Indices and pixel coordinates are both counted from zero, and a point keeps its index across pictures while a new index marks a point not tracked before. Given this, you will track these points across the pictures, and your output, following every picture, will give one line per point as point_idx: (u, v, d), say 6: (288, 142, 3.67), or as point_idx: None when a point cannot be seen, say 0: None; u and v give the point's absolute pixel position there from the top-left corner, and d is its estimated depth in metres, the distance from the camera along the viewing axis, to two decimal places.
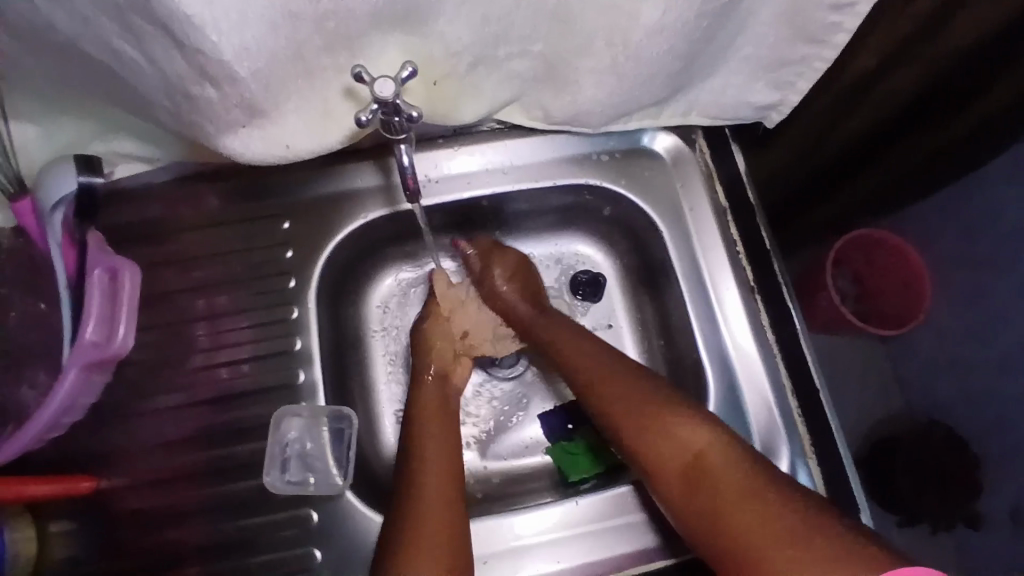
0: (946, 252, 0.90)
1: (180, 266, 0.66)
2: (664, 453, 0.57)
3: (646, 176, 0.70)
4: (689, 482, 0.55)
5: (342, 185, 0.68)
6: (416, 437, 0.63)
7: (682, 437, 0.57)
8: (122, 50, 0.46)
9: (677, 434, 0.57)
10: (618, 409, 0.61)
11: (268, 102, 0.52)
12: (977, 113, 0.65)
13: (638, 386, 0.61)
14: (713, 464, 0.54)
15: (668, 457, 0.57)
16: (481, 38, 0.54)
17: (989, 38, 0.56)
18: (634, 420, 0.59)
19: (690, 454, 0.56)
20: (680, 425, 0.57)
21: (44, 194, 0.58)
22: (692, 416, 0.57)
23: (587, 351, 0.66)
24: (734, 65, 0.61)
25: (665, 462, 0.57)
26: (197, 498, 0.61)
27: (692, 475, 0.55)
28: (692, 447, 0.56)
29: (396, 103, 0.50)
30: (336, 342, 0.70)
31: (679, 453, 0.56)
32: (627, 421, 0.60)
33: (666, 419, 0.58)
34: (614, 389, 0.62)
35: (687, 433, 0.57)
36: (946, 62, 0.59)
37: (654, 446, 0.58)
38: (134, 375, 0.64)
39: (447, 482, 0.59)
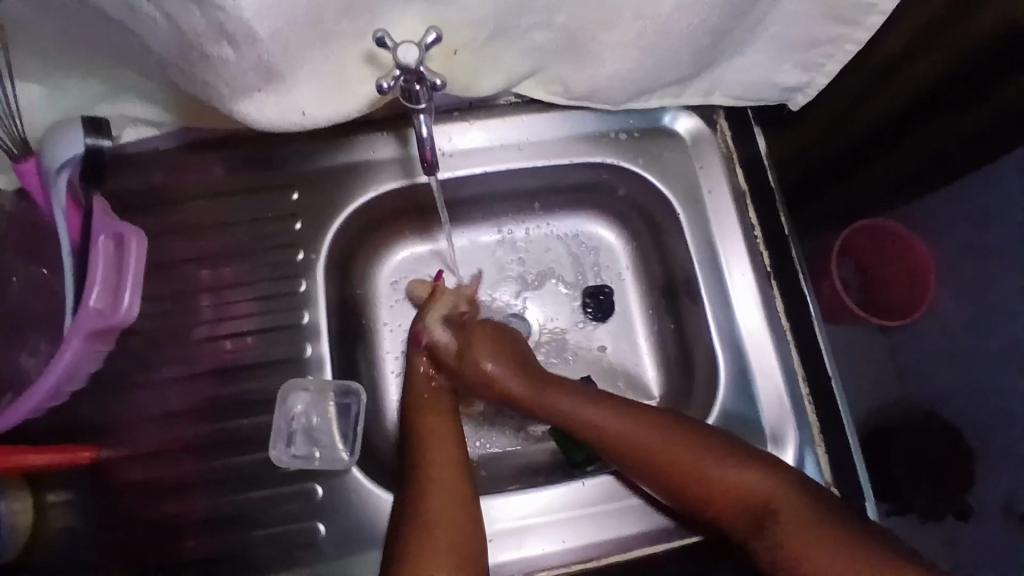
0: (953, 245, 0.90)
1: (185, 234, 0.64)
2: (727, 504, 0.58)
3: (664, 157, 0.68)
4: (762, 528, 0.57)
5: (353, 156, 0.66)
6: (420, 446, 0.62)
7: (743, 485, 0.57)
8: (137, 4, 0.44)
9: (727, 479, 0.58)
10: (657, 465, 0.59)
11: (285, 65, 0.50)
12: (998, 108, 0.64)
13: (660, 428, 0.60)
14: (784, 511, 0.56)
15: (734, 506, 0.58)
16: (508, 5, 0.52)
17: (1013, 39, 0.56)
18: (665, 474, 0.59)
19: (756, 499, 0.57)
20: (734, 472, 0.58)
21: (48, 155, 0.56)
22: (745, 463, 0.58)
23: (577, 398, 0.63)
24: (764, 43, 0.59)
25: (730, 511, 0.58)
26: (201, 470, 0.60)
27: (763, 520, 0.57)
28: (758, 496, 0.57)
29: (419, 69, 0.48)
30: (344, 318, 0.68)
31: (745, 499, 0.57)
32: (671, 477, 0.59)
33: (718, 466, 0.58)
34: (645, 441, 0.60)
35: (745, 481, 0.57)
36: (971, 50, 0.58)
37: (711, 495, 0.58)
38: (138, 345, 0.63)
39: (461, 504, 0.58)
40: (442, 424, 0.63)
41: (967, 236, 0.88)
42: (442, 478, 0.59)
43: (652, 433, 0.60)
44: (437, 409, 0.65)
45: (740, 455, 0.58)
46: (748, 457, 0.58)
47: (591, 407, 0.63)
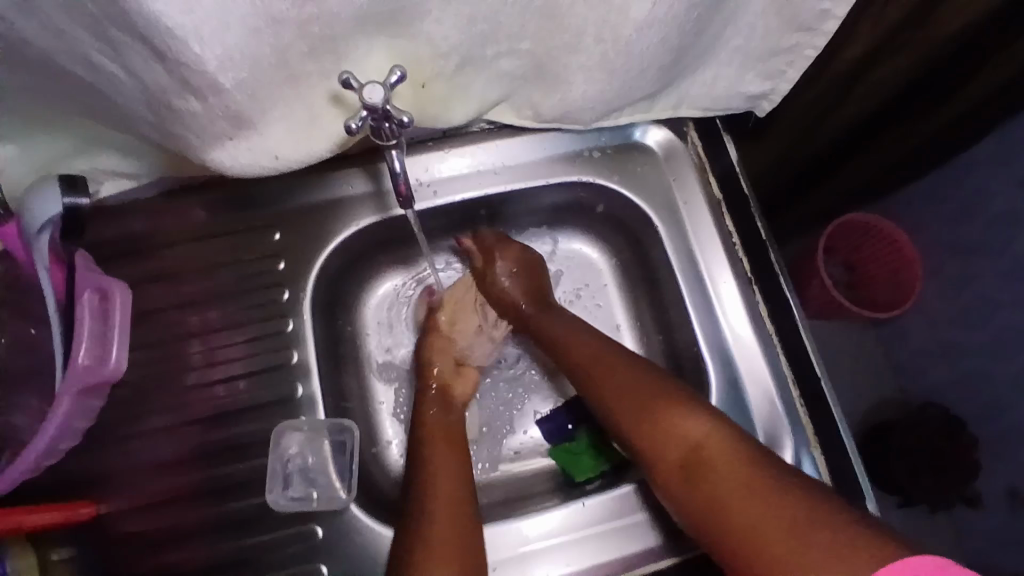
0: (934, 233, 0.90)
1: (168, 282, 0.65)
2: (665, 445, 0.55)
3: (638, 171, 0.69)
4: (688, 480, 0.53)
5: (331, 193, 0.66)
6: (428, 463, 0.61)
7: (684, 429, 0.55)
8: (104, 65, 0.45)
9: (675, 421, 0.55)
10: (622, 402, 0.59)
11: (254, 112, 0.50)
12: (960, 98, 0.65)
13: (637, 369, 0.61)
14: (712, 457, 0.52)
15: (676, 451, 0.54)
16: (469, 38, 0.53)
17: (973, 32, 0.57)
18: (630, 411, 0.59)
19: (688, 447, 0.54)
20: (683, 416, 0.55)
21: (29, 216, 0.57)
22: (695, 408, 0.56)
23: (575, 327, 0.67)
24: (725, 55, 0.60)
25: (664, 454, 0.55)
26: (197, 518, 0.60)
27: (691, 471, 0.53)
28: (692, 440, 0.54)
29: (386, 108, 0.49)
30: (333, 355, 0.68)
31: (681, 446, 0.54)
32: (634, 412, 0.58)
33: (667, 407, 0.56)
34: (620, 376, 0.61)
35: (690, 425, 0.55)
36: (936, 50, 0.59)
37: (655, 441, 0.56)
38: (129, 396, 0.63)
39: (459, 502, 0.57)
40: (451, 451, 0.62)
41: (946, 224, 0.88)
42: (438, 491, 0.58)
43: (626, 377, 0.60)
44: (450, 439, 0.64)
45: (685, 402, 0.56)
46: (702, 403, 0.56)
47: (584, 335, 0.66)
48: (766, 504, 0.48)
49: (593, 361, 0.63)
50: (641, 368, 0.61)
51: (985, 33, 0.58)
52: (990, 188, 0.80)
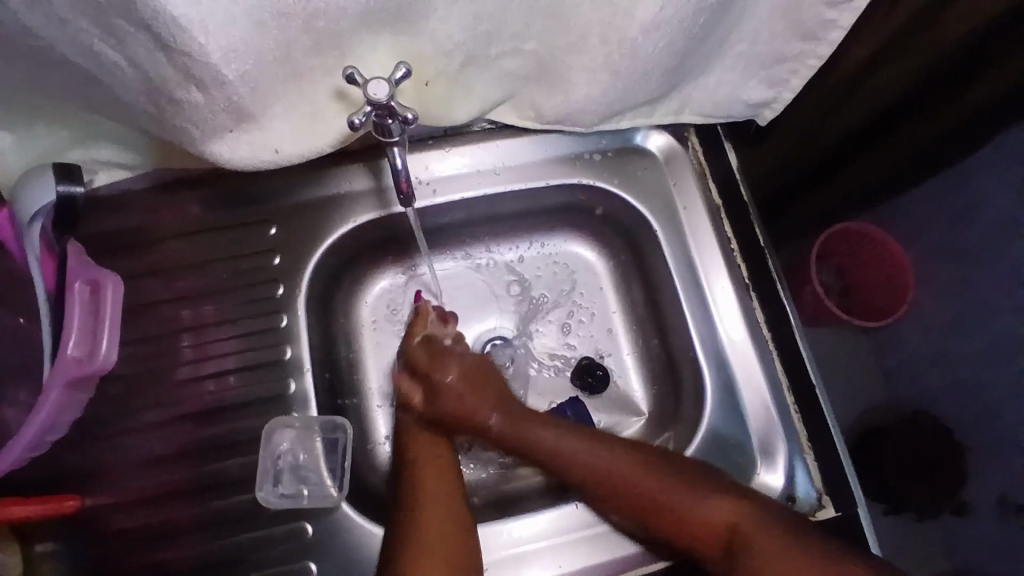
0: (928, 244, 0.91)
1: (161, 275, 0.64)
2: (695, 534, 0.58)
3: (639, 174, 0.69)
4: (732, 556, 0.57)
5: (330, 189, 0.66)
6: (416, 469, 0.62)
7: (709, 517, 0.58)
8: (104, 54, 0.44)
9: (697, 508, 0.58)
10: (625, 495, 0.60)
11: (256, 105, 0.50)
12: (956, 109, 0.66)
13: (633, 456, 0.62)
14: (746, 530, 0.57)
15: (706, 535, 0.58)
16: (474, 36, 0.52)
17: (972, 44, 0.58)
18: (642, 501, 0.60)
19: (722, 529, 0.58)
20: (701, 502, 0.58)
21: (20, 205, 0.56)
22: (704, 487, 0.59)
23: (545, 421, 0.64)
24: (729, 61, 0.60)
25: (697, 539, 0.58)
26: (186, 514, 0.59)
27: (732, 548, 0.57)
28: (719, 523, 0.58)
29: (390, 104, 0.49)
30: (327, 352, 0.68)
31: (710, 528, 0.58)
32: (640, 505, 0.60)
33: (678, 493, 0.59)
34: (614, 473, 0.61)
35: (712, 510, 0.58)
36: (935, 57, 0.60)
37: (680, 531, 0.59)
38: (119, 389, 0.62)
39: (453, 521, 0.58)
40: (437, 449, 0.63)
41: (941, 235, 0.89)
42: (438, 516, 0.58)
43: (622, 466, 0.61)
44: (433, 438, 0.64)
45: (696, 484, 0.59)
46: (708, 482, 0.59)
47: (552, 431, 0.63)
48: (802, 570, 0.54)
49: (574, 457, 0.62)
50: (626, 452, 0.62)
51: (984, 44, 0.58)
52: (986, 201, 0.81)
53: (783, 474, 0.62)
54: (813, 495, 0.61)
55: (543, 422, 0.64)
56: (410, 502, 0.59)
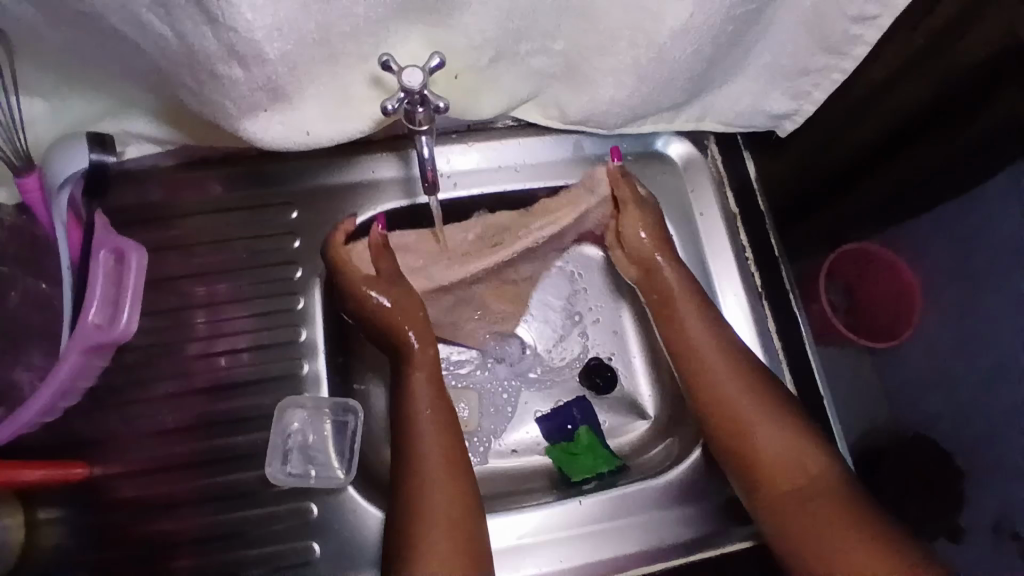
0: (937, 268, 0.92)
1: (183, 250, 0.65)
2: (769, 458, 0.58)
3: (657, 179, 0.70)
4: (790, 492, 0.57)
5: (354, 175, 0.67)
6: (418, 453, 0.58)
7: (791, 449, 0.58)
8: (150, 24, 0.45)
9: (787, 437, 0.58)
10: (731, 400, 0.60)
11: (292, 86, 0.51)
12: (975, 132, 0.65)
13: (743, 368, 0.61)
14: (818, 482, 0.56)
15: (780, 465, 0.57)
16: (507, 32, 0.54)
17: (988, 69, 0.58)
18: (742, 412, 0.60)
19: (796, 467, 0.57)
20: (790, 435, 0.58)
21: (52, 170, 0.57)
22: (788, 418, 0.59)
23: (686, 293, 0.64)
24: (753, 72, 0.61)
25: (768, 466, 0.58)
26: (193, 487, 0.60)
27: (795, 485, 0.57)
28: (798, 459, 0.57)
29: (423, 92, 0.50)
30: (342, 336, 0.69)
31: (783, 461, 0.57)
32: (738, 416, 0.60)
33: (761, 419, 0.59)
34: (725, 379, 0.61)
35: (796, 445, 0.58)
36: (944, 86, 0.61)
37: (762, 451, 0.58)
38: (133, 361, 0.62)
39: (450, 471, 0.58)
40: (448, 436, 0.60)
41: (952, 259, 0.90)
42: (434, 480, 0.57)
43: (734, 381, 0.61)
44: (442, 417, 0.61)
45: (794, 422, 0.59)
46: (795, 423, 0.59)
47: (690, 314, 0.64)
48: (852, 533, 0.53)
49: (699, 343, 0.63)
50: (752, 376, 0.61)
51: (1002, 68, 0.58)
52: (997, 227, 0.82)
53: None
54: None
55: (689, 301, 0.64)
56: (413, 493, 0.56)
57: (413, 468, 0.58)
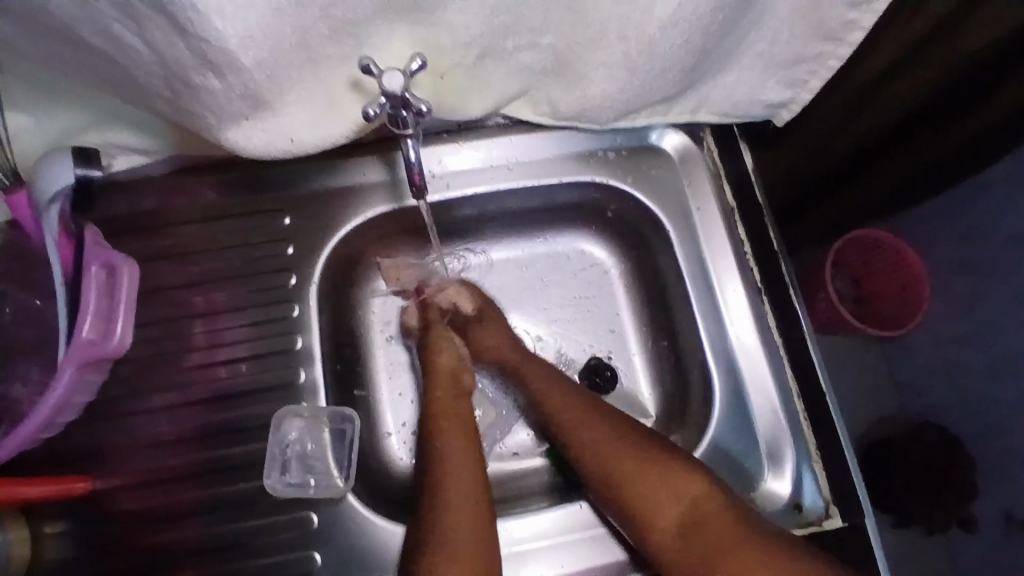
0: (945, 253, 0.90)
1: (175, 261, 0.64)
2: (660, 505, 0.57)
3: (652, 173, 0.69)
4: (684, 534, 0.56)
5: (345, 179, 0.66)
6: (439, 457, 0.61)
7: (680, 491, 0.57)
8: (123, 36, 0.44)
9: (665, 479, 0.58)
10: (608, 457, 0.60)
11: (272, 93, 0.50)
12: (980, 117, 0.64)
13: (607, 427, 0.62)
14: (711, 517, 0.56)
15: (666, 510, 0.57)
16: (490, 29, 0.52)
17: (994, 49, 0.57)
18: (614, 465, 0.59)
19: (681, 504, 0.57)
20: (674, 476, 0.58)
21: (40, 185, 0.57)
22: (670, 467, 0.58)
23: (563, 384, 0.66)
24: (747, 61, 0.60)
25: (660, 512, 0.57)
26: (192, 498, 0.60)
27: (688, 527, 0.56)
28: (685, 499, 0.57)
29: (405, 96, 0.49)
30: (337, 342, 0.68)
31: (681, 504, 0.57)
32: (625, 467, 0.59)
33: (648, 474, 0.58)
34: (607, 438, 0.61)
35: (688, 484, 0.57)
36: (949, 70, 0.59)
37: (649, 498, 0.58)
38: (130, 374, 0.62)
39: (471, 467, 0.60)
40: (468, 439, 0.63)
41: (960, 244, 0.87)
42: (456, 478, 0.59)
43: (618, 435, 0.61)
44: (464, 419, 0.65)
45: (677, 461, 0.58)
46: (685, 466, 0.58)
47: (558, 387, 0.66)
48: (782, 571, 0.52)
49: (572, 414, 0.63)
50: (625, 429, 0.61)
51: (1008, 48, 0.57)
52: (1004, 212, 0.80)
53: (790, 482, 0.61)
54: (820, 504, 0.60)
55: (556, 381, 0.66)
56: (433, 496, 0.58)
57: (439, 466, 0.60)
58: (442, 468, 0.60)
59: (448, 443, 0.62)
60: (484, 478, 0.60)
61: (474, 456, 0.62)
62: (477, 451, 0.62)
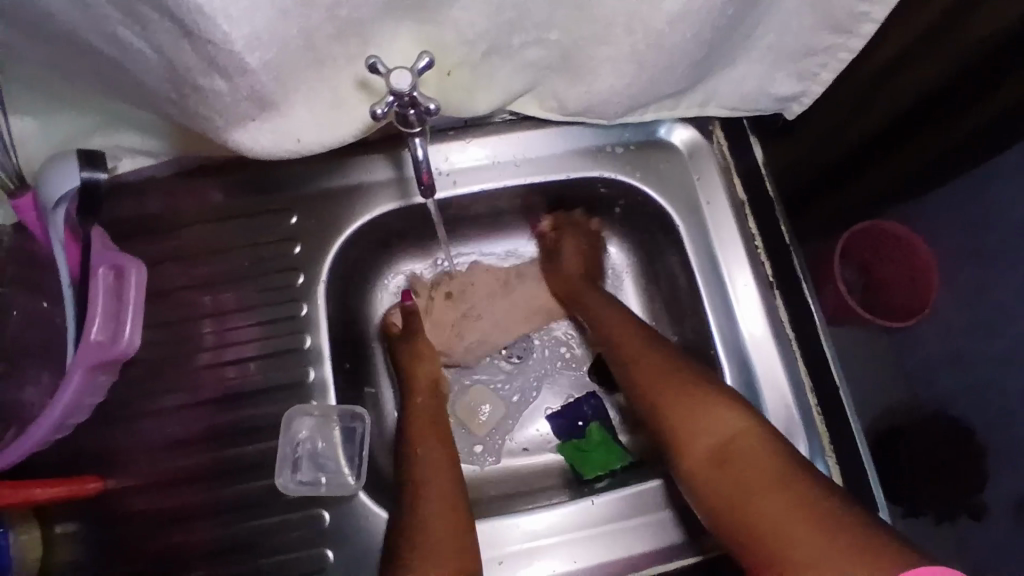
0: (954, 242, 0.89)
1: (184, 262, 0.64)
2: (695, 435, 0.55)
3: (661, 169, 0.68)
4: (714, 466, 0.53)
5: (353, 177, 0.66)
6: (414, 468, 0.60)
7: (715, 422, 0.55)
8: (127, 41, 0.44)
9: (710, 412, 0.55)
10: (657, 385, 0.60)
11: (278, 94, 0.50)
12: (981, 112, 0.64)
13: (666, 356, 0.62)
14: (742, 448, 0.52)
15: (701, 441, 0.54)
16: (497, 26, 0.52)
17: (994, 46, 0.57)
18: (663, 394, 0.59)
19: (717, 436, 0.54)
20: (717, 407, 0.55)
21: (46, 189, 0.56)
22: (729, 402, 0.55)
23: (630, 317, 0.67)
24: (756, 54, 0.59)
25: (696, 442, 0.55)
26: (206, 498, 0.60)
27: (716, 458, 0.53)
28: (721, 430, 0.54)
29: (412, 95, 0.48)
30: (345, 339, 0.68)
31: (711, 438, 0.54)
32: (669, 397, 0.58)
33: (703, 399, 0.56)
34: (654, 368, 0.61)
35: (723, 417, 0.55)
36: (953, 66, 0.59)
37: (687, 426, 0.56)
38: (141, 375, 0.63)
39: (447, 468, 0.60)
40: (439, 444, 0.62)
41: (969, 233, 0.87)
42: (435, 481, 0.58)
43: (670, 364, 0.60)
44: (438, 431, 0.64)
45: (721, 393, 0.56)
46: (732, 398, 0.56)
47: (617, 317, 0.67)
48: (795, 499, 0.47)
49: (626, 341, 0.65)
50: (676, 359, 0.61)
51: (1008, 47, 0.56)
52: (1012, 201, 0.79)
53: None
54: None
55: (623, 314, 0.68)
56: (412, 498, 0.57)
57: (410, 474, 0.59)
58: (414, 474, 0.59)
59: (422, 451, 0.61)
60: (460, 489, 0.59)
61: (446, 462, 0.61)
62: (454, 454, 0.62)
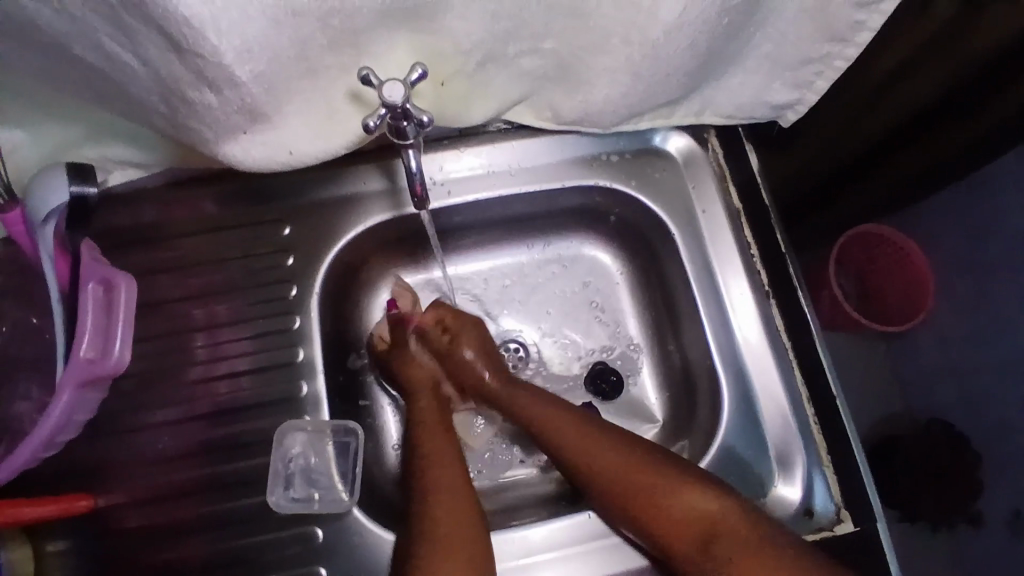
0: (949, 248, 0.89)
1: (176, 274, 0.63)
2: (671, 524, 0.58)
3: (656, 177, 0.68)
4: (703, 549, 0.57)
5: (347, 187, 0.65)
6: (428, 487, 0.60)
7: (689, 506, 0.58)
8: (116, 53, 0.43)
9: (678, 499, 0.58)
10: (613, 474, 0.60)
11: (269, 106, 0.49)
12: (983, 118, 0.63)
13: (603, 443, 0.62)
14: (724, 528, 0.56)
15: (681, 527, 0.57)
16: (492, 36, 0.51)
17: (997, 55, 0.56)
18: (622, 485, 0.60)
19: (696, 519, 0.57)
20: (683, 492, 0.58)
21: (34, 203, 0.55)
22: (693, 484, 0.58)
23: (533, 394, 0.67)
24: (752, 63, 0.59)
25: (676, 529, 0.58)
26: (197, 514, 0.59)
27: (702, 540, 0.57)
28: (700, 513, 0.57)
29: (405, 107, 0.48)
30: (339, 352, 0.67)
31: (689, 520, 0.57)
32: (628, 487, 0.59)
33: (671, 487, 0.59)
34: (600, 456, 0.61)
35: (697, 501, 0.58)
36: (954, 74, 0.58)
37: (664, 515, 0.58)
38: (131, 389, 0.62)
39: (470, 490, 0.61)
40: (451, 452, 0.63)
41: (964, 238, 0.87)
42: (450, 497, 0.59)
43: (614, 449, 0.61)
44: (444, 439, 0.64)
45: (686, 476, 0.59)
46: (694, 479, 0.59)
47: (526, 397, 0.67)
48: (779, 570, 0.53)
49: (555, 428, 0.64)
50: (624, 441, 0.62)
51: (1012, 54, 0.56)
52: None
53: (800, 486, 0.60)
54: (831, 508, 0.59)
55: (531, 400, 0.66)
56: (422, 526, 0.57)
57: (426, 490, 0.60)
58: (427, 496, 0.60)
59: (434, 462, 0.62)
60: (477, 498, 0.60)
61: (459, 472, 0.62)
62: (462, 464, 0.63)
